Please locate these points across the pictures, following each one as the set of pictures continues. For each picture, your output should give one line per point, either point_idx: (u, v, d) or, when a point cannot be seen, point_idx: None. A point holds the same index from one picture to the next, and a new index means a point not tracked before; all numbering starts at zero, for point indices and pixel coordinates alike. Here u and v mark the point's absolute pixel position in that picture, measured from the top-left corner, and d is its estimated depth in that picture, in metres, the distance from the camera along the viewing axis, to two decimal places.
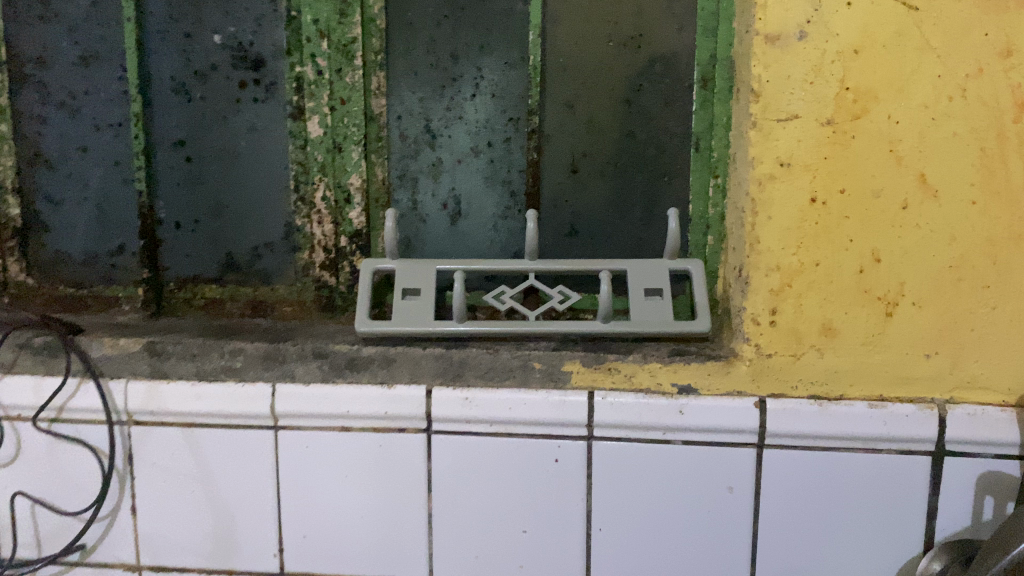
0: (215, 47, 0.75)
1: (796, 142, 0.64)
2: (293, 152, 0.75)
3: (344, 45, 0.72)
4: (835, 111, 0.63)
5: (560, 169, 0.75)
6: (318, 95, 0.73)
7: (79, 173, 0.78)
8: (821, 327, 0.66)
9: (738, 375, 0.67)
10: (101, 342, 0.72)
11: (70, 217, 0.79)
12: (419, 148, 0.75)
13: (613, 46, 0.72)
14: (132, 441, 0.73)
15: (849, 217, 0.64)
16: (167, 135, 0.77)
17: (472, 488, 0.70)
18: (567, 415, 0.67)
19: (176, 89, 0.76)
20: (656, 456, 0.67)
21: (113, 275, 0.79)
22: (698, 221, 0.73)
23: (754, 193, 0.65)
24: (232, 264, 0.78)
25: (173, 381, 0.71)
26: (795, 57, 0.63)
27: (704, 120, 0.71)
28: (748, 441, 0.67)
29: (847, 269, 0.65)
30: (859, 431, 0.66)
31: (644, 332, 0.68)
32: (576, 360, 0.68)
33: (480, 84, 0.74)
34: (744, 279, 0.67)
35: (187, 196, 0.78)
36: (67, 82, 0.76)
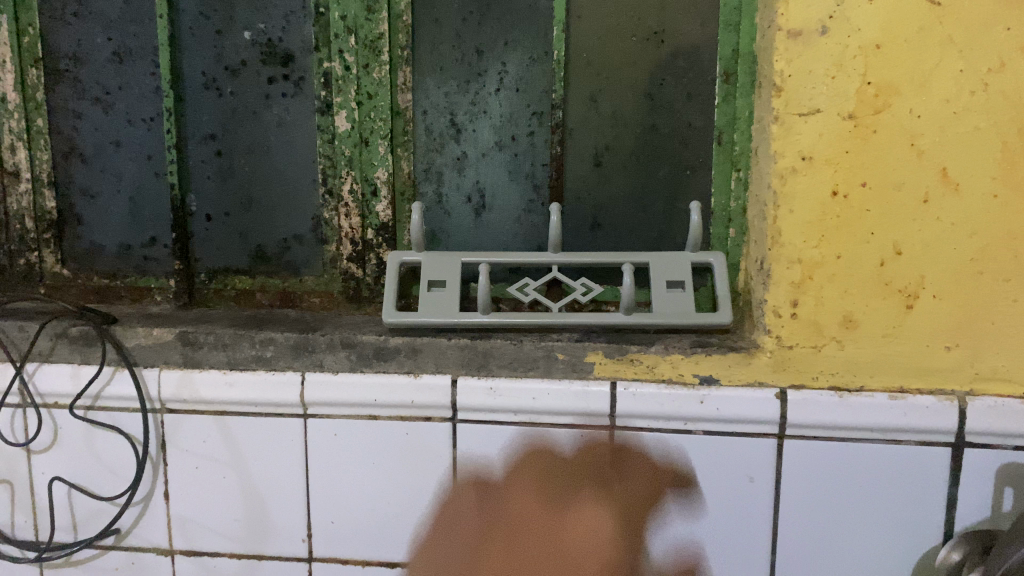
0: (245, 44, 0.76)
1: (818, 136, 0.65)
2: (322, 146, 0.77)
3: (371, 41, 0.74)
4: (856, 105, 0.64)
5: (583, 163, 0.76)
6: (346, 90, 0.75)
7: (113, 167, 0.80)
8: (842, 318, 0.67)
9: (760, 366, 0.68)
10: (136, 331, 0.74)
11: (104, 210, 0.81)
12: (445, 142, 0.77)
13: (636, 41, 0.73)
14: (166, 428, 0.75)
15: (870, 210, 0.65)
16: (198, 129, 0.78)
17: (499, 475, 0.71)
18: (589, 404, 0.68)
19: (208, 85, 0.78)
20: (678, 446, 0.69)
21: (146, 266, 0.81)
22: (721, 214, 0.74)
23: (777, 186, 0.66)
24: (262, 256, 0.80)
25: (206, 369, 0.73)
26: (817, 52, 0.64)
27: (726, 114, 0.72)
28: (769, 432, 0.68)
29: (868, 262, 0.66)
30: (879, 422, 0.66)
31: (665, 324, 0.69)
32: (598, 350, 0.69)
33: (505, 79, 0.75)
34: (765, 271, 0.68)
35: (218, 189, 0.79)
36: (101, 78, 0.78)
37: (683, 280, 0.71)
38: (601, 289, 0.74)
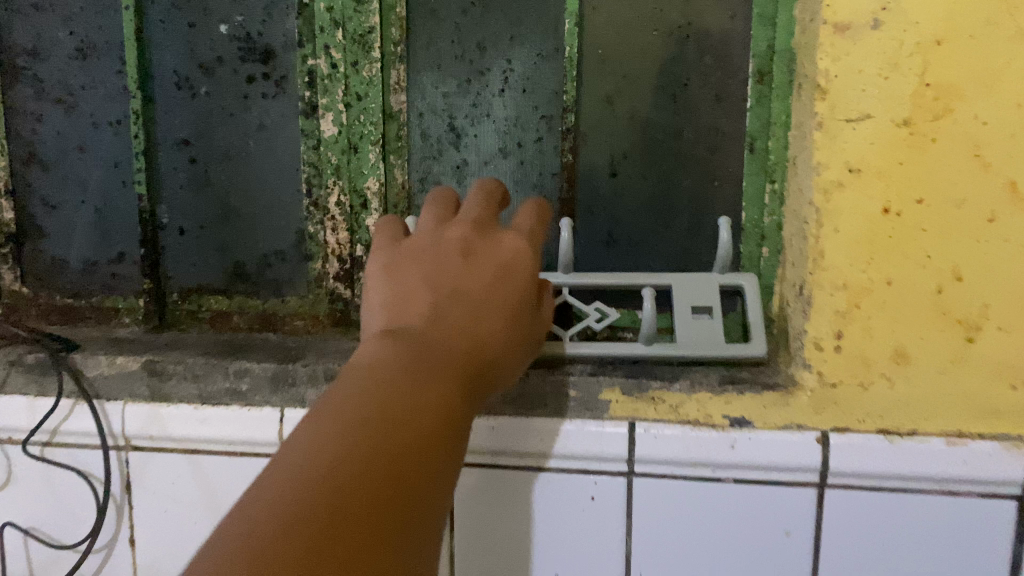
0: (222, 38, 0.69)
1: (867, 145, 0.56)
2: (306, 153, 0.69)
3: (360, 36, 0.66)
4: (913, 110, 0.55)
5: (598, 172, 0.68)
6: (332, 90, 0.67)
7: (77, 175, 0.72)
8: (893, 352, 0.58)
9: (798, 406, 0.60)
10: (98, 360, 0.66)
11: (68, 222, 0.73)
12: (443, 149, 0.69)
13: (658, 36, 0.65)
14: (131, 468, 0.67)
15: (927, 230, 0.56)
16: (170, 134, 0.71)
17: (503, 523, 0.64)
18: (604, 448, 0.61)
19: (180, 84, 0.70)
20: (705, 494, 0.61)
21: (113, 285, 0.74)
22: (753, 231, 0.66)
23: (819, 203, 0.58)
24: (240, 273, 0.72)
25: (175, 404, 0.66)
26: (867, 49, 0.55)
27: (760, 118, 0.64)
28: (808, 480, 0.60)
29: (924, 289, 0.57)
30: (935, 471, 0.58)
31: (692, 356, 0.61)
32: (615, 387, 0.61)
33: (510, 78, 0.67)
34: (805, 298, 0.60)
35: (192, 199, 0.72)
36: (63, 76, 0.70)
37: (710, 305, 0.64)
38: (618, 314, 0.66)
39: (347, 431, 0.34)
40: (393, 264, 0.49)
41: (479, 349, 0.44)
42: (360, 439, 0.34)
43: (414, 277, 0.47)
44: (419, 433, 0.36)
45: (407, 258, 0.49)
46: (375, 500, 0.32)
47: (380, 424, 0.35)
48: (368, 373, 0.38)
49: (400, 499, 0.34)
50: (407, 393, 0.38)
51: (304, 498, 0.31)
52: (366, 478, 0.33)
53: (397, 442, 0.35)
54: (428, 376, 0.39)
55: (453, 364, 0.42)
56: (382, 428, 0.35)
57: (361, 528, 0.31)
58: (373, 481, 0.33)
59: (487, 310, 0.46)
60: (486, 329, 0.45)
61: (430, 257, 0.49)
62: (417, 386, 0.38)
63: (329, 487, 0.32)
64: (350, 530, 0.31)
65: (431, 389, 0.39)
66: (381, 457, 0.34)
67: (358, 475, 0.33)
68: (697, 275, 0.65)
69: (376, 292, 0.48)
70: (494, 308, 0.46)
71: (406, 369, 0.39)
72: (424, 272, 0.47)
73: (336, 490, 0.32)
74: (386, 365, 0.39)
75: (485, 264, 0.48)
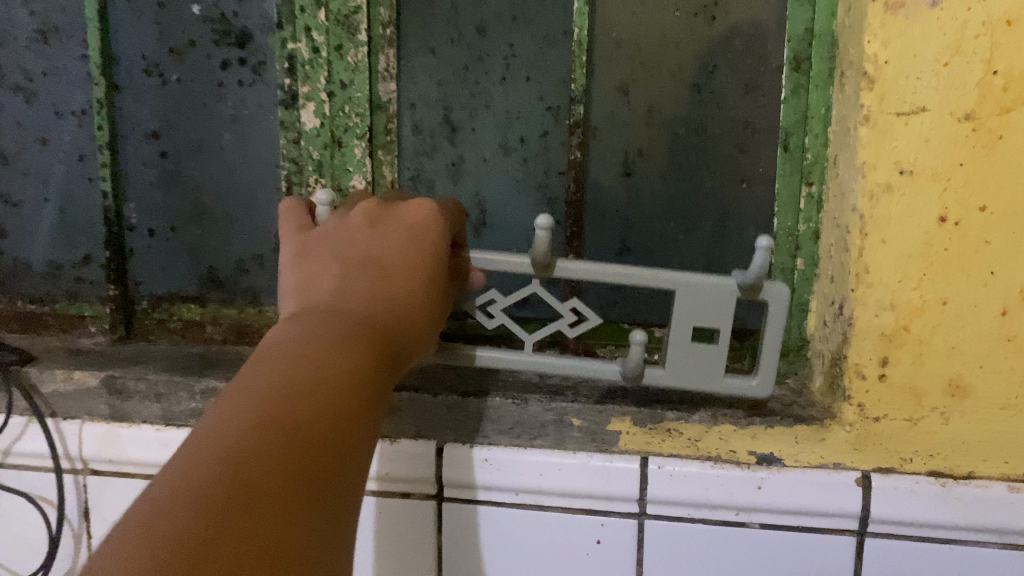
0: (194, 20, 0.62)
1: (923, 143, 0.48)
2: (286, 146, 0.61)
3: (344, 16, 0.57)
4: (978, 102, 0.47)
5: (610, 171, 0.61)
6: (314, 77, 0.59)
7: (38, 170, 0.66)
8: (948, 384, 0.50)
9: (836, 442, 0.52)
10: (54, 374, 0.59)
11: (29, 222, 0.67)
12: (437, 144, 0.62)
13: (679, 18, 0.58)
14: (89, 494, 0.61)
15: (991, 241, 0.48)
16: (138, 126, 0.64)
17: (498, 567, 0.57)
18: (611, 487, 0.54)
19: (149, 70, 0.63)
20: (726, 541, 0.53)
21: (79, 291, 0.68)
22: (786, 240, 0.58)
23: (863, 209, 0.50)
24: (214, 281, 0.66)
25: (136, 424, 0.59)
26: (926, 30, 0.47)
27: (796, 111, 0.55)
28: (846, 528, 0.52)
29: (985, 312, 0.49)
30: (993, 521, 0.50)
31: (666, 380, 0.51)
32: (626, 417, 0.54)
33: (512, 65, 0.60)
34: (846, 318, 0.51)
35: (163, 198, 0.65)
36: (23, 61, 0.64)
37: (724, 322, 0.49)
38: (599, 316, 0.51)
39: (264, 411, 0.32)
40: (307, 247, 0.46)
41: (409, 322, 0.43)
42: (277, 422, 0.32)
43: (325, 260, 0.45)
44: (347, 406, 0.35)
45: (330, 238, 0.46)
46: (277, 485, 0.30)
47: (300, 404, 0.33)
48: (283, 347, 0.37)
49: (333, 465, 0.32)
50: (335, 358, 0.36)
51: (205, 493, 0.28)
52: (271, 467, 0.30)
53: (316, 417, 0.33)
54: (354, 349, 0.38)
55: (377, 342, 0.40)
56: (298, 396, 0.33)
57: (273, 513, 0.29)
58: (297, 461, 0.31)
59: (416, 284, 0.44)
60: (415, 305, 0.44)
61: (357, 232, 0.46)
62: (339, 355, 0.37)
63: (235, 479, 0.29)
64: (256, 523, 0.28)
65: (356, 356, 0.37)
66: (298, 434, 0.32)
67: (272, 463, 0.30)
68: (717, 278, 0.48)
69: (286, 279, 0.45)
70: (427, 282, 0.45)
71: (330, 338, 0.38)
72: (347, 250, 0.45)
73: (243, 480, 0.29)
74: (310, 342, 0.37)
75: (418, 239, 0.46)
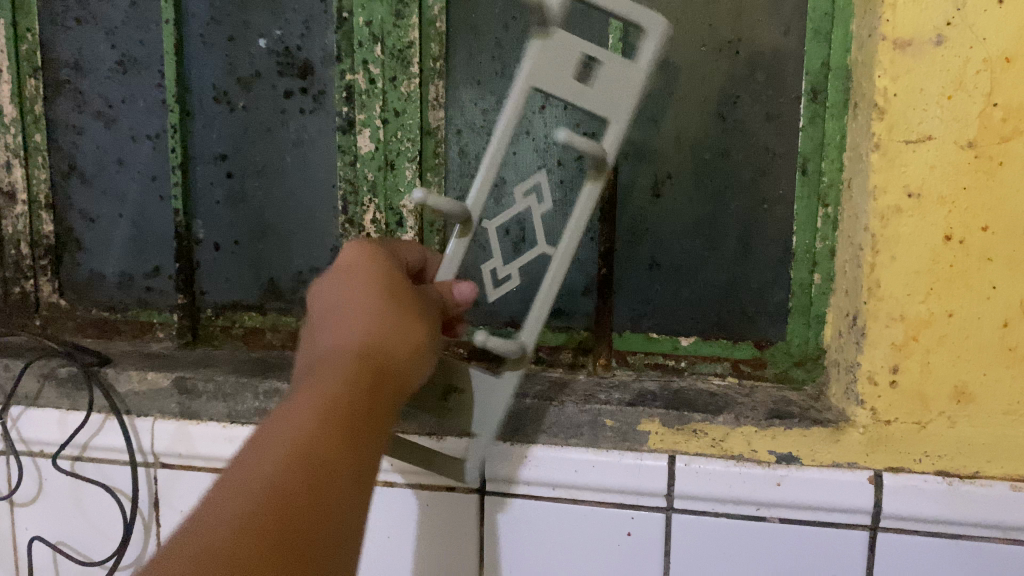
0: (260, 52, 0.68)
1: (929, 169, 0.52)
2: (343, 169, 0.67)
3: (399, 51, 0.64)
4: (979, 131, 0.51)
5: (640, 193, 0.66)
6: (370, 106, 0.65)
7: (115, 188, 0.72)
8: (953, 390, 0.54)
9: (851, 443, 0.56)
10: (129, 376, 0.65)
11: (105, 236, 0.73)
12: (481, 167, 0.67)
13: (706, 52, 0.63)
14: (159, 485, 0.66)
15: (992, 259, 0.52)
16: (207, 149, 0.70)
17: (534, 557, 0.61)
18: (642, 482, 0.58)
19: (219, 98, 0.69)
20: (748, 533, 0.58)
21: (149, 299, 0.74)
22: (803, 257, 0.63)
23: (875, 229, 0.54)
24: (275, 290, 0.72)
25: (204, 421, 0.64)
26: (930, 67, 0.51)
27: (812, 139, 0.61)
28: (860, 523, 0.56)
29: (988, 324, 0.53)
30: (997, 518, 0.54)
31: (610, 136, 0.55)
32: (654, 418, 0.59)
33: (550, 95, 0.65)
34: (859, 328, 0.56)
35: (228, 215, 0.71)
36: (104, 90, 0.70)
37: (560, 74, 0.55)
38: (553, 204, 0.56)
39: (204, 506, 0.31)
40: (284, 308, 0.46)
41: (382, 348, 0.40)
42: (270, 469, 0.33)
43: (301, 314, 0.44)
44: (296, 478, 0.33)
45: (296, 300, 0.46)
46: (283, 543, 0.31)
47: (243, 494, 0.32)
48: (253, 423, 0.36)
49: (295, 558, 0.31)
50: (290, 430, 0.34)
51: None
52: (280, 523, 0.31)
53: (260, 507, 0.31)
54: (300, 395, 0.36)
55: (341, 379, 0.37)
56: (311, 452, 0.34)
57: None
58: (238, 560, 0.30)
59: (379, 305, 0.41)
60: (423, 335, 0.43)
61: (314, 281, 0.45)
62: (301, 418, 0.35)
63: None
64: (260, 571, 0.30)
65: (324, 411, 0.35)
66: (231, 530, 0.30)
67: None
68: (526, 70, 0.60)
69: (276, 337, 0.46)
70: (387, 298, 0.42)
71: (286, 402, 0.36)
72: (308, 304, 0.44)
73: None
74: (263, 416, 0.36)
75: (359, 274, 0.44)
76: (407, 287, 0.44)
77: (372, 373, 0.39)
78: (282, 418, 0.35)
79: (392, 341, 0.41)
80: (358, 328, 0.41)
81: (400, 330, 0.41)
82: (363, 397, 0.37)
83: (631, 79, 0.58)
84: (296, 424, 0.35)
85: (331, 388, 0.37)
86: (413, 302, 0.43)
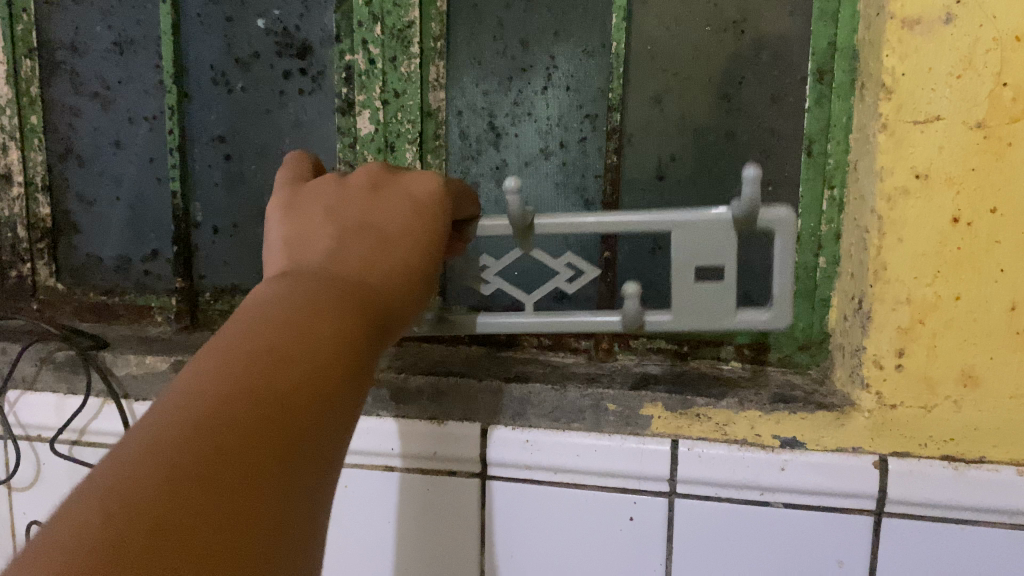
0: (259, 32, 0.67)
1: (937, 150, 0.51)
2: (343, 151, 0.67)
3: (400, 30, 0.63)
4: (988, 111, 0.50)
5: (643, 176, 0.65)
6: (370, 87, 0.64)
7: (112, 171, 0.71)
8: (960, 374, 0.54)
9: (856, 428, 0.56)
10: (127, 359, 0.65)
11: (103, 218, 0.73)
12: (482, 148, 0.66)
13: (710, 32, 0.62)
14: None
15: (1001, 241, 0.51)
16: (204, 131, 0.70)
17: (536, 543, 0.61)
18: (644, 467, 0.58)
19: (216, 79, 0.68)
20: (752, 518, 0.57)
21: (147, 283, 0.73)
22: (808, 240, 0.62)
23: (882, 211, 0.53)
24: None
25: None
26: (939, 46, 0.50)
27: (819, 120, 0.60)
28: (865, 508, 0.56)
29: (995, 307, 0.52)
30: (1002, 503, 0.53)
31: (692, 324, 0.56)
32: (658, 403, 0.58)
33: (553, 75, 0.64)
34: (865, 312, 0.55)
35: (226, 198, 0.71)
36: (101, 71, 0.70)
37: (693, 258, 0.54)
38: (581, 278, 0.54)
39: (218, 375, 0.30)
40: (294, 202, 0.45)
41: (383, 287, 0.41)
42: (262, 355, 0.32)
43: (316, 216, 0.44)
44: (286, 367, 0.32)
45: (308, 199, 0.45)
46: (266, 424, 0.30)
47: (264, 366, 0.31)
48: (258, 311, 0.35)
49: (308, 442, 0.31)
50: (282, 325, 0.34)
51: (161, 453, 0.27)
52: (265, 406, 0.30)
53: (279, 389, 0.31)
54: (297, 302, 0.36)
55: (348, 300, 0.38)
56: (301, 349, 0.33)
57: (243, 484, 0.27)
58: (263, 422, 0.29)
59: (393, 253, 0.42)
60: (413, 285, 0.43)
61: (334, 193, 0.45)
62: (314, 321, 0.35)
63: (202, 454, 0.27)
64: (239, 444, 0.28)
65: (337, 323, 0.35)
66: (251, 394, 0.30)
67: (232, 439, 0.28)
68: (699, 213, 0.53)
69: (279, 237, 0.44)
70: (406, 247, 0.43)
71: (299, 303, 0.36)
72: (324, 210, 0.44)
73: (199, 451, 0.27)
74: (266, 308, 0.35)
75: (381, 211, 0.44)
76: (412, 227, 0.44)
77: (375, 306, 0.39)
78: (279, 317, 0.35)
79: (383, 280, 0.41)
80: (367, 264, 0.41)
81: (402, 278, 0.42)
82: (355, 318, 0.37)
83: (729, 310, 0.56)
84: (293, 323, 0.34)
85: (327, 304, 0.36)
86: (426, 251, 0.44)
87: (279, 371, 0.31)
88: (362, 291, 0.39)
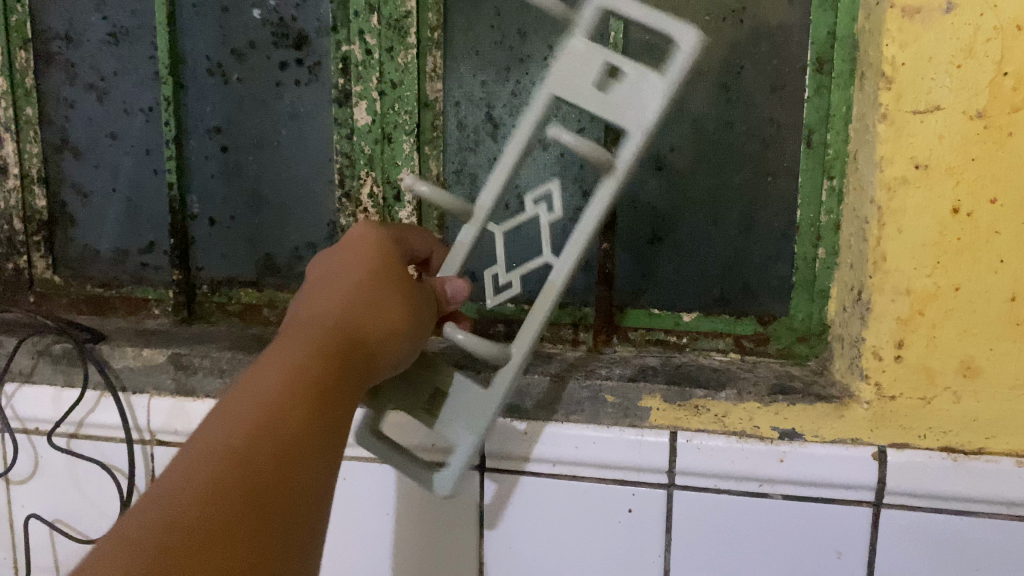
0: (255, 23, 0.66)
1: (937, 140, 0.51)
2: (339, 142, 0.66)
3: (396, 21, 0.62)
4: (989, 100, 0.50)
5: (643, 165, 0.65)
6: (366, 77, 0.64)
7: (109, 162, 0.71)
8: (959, 364, 0.53)
9: (854, 419, 0.56)
10: (125, 352, 0.64)
11: (99, 211, 0.72)
12: (480, 140, 0.66)
13: (709, 21, 0.61)
14: (155, 463, 0.66)
15: (1001, 232, 0.51)
16: (201, 121, 0.69)
17: (535, 534, 0.61)
18: (643, 458, 0.58)
19: (212, 70, 0.68)
20: (750, 509, 0.57)
21: (144, 274, 0.73)
22: (807, 230, 0.61)
23: (882, 201, 0.53)
24: (271, 266, 0.71)
25: (200, 399, 0.63)
26: (939, 35, 0.50)
27: (817, 110, 0.60)
28: (864, 499, 0.56)
29: (995, 298, 0.52)
30: (1001, 493, 0.53)
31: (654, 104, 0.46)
32: (656, 395, 0.58)
33: (551, 66, 0.64)
34: (864, 303, 0.55)
35: (222, 189, 0.70)
36: (96, 62, 0.69)
37: (581, 67, 0.49)
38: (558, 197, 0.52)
39: (177, 474, 0.33)
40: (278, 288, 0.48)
41: (350, 335, 0.42)
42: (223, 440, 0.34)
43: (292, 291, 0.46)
44: (244, 451, 0.34)
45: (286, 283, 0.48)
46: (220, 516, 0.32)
47: (219, 458, 0.34)
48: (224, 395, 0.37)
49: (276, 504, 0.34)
50: (242, 405, 0.36)
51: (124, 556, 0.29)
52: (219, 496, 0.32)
53: (229, 480, 0.33)
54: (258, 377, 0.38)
55: (311, 358, 0.39)
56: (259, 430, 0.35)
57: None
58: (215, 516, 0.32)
59: (356, 298, 0.43)
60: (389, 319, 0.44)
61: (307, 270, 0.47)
62: (267, 394, 0.37)
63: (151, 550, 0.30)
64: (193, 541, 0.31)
65: (290, 390, 0.37)
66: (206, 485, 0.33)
67: (185, 541, 0.30)
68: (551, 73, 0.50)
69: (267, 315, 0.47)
70: (369, 289, 0.44)
71: (253, 379, 0.38)
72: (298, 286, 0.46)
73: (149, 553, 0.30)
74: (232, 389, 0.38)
75: (343, 268, 0.46)
76: (382, 272, 0.45)
77: (346, 361, 0.41)
78: (243, 395, 0.37)
79: (351, 330, 0.42)
80: (349, 307, 0.43)
81: (373, 319, 0.43)
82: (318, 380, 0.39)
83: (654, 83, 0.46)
84: (251, 402, 0.36)
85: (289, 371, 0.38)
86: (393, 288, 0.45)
87: (227, 463, 0.34)
88: (340, 337, 0.41)
